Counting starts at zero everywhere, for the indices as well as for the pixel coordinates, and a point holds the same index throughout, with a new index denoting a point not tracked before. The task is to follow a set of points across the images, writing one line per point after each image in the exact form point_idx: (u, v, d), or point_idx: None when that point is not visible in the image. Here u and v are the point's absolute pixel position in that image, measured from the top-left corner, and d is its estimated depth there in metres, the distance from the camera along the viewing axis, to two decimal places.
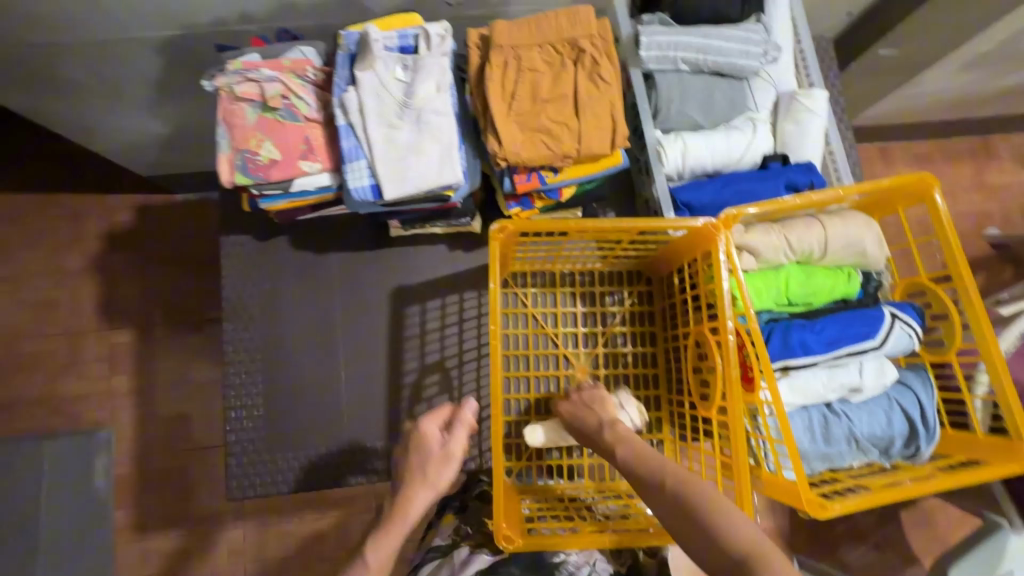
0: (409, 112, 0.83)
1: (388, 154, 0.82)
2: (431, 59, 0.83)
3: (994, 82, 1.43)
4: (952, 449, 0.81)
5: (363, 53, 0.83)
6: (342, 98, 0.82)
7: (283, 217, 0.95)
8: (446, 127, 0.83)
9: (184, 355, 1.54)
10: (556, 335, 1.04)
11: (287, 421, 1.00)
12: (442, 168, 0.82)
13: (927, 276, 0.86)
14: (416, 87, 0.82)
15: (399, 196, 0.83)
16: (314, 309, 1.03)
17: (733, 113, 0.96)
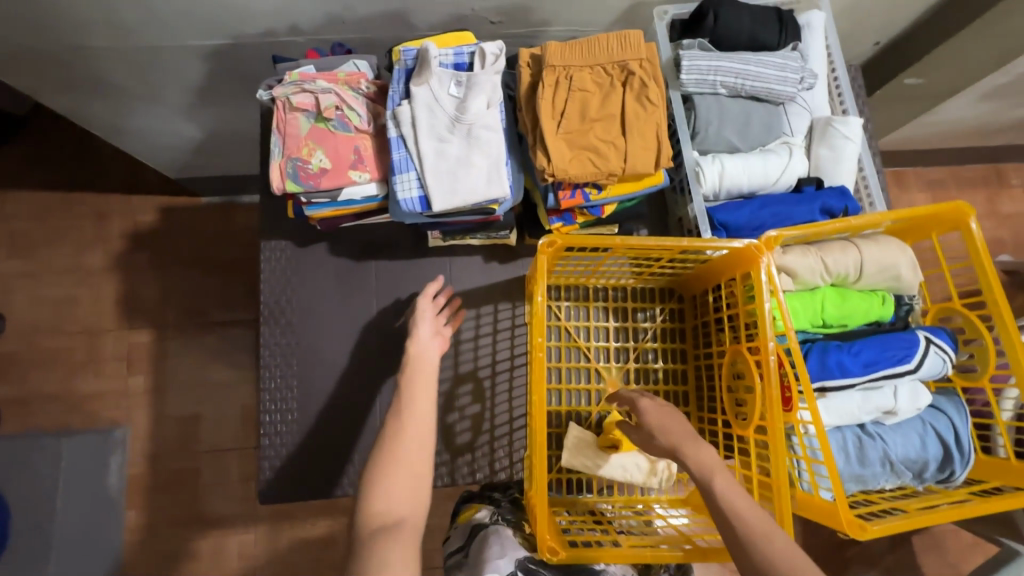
0: (460, 127, 0.85)
1: (438, 167, 0.84)
2: (485, 77, 0.86)
3: (1011, 112, 1.46)
4: (985, 474, 0.83)
5: (419, 69, 0.86)
6: (396, 111, 0.85)
7: (326, 224, 0.97)
8: (495, 143, 0.85)
9: (203, 356, 1.55)
10: (589, 349, 1.05)
11: (318, 427, 1.00)
12: (490, 182, 0.84)
13: (960, 302, 0.88)
14: (469, 103, 0.85)
15: (446, 208, 0.85)
16: (349, 316, 1.04)
17: (768, 137, 0.99)
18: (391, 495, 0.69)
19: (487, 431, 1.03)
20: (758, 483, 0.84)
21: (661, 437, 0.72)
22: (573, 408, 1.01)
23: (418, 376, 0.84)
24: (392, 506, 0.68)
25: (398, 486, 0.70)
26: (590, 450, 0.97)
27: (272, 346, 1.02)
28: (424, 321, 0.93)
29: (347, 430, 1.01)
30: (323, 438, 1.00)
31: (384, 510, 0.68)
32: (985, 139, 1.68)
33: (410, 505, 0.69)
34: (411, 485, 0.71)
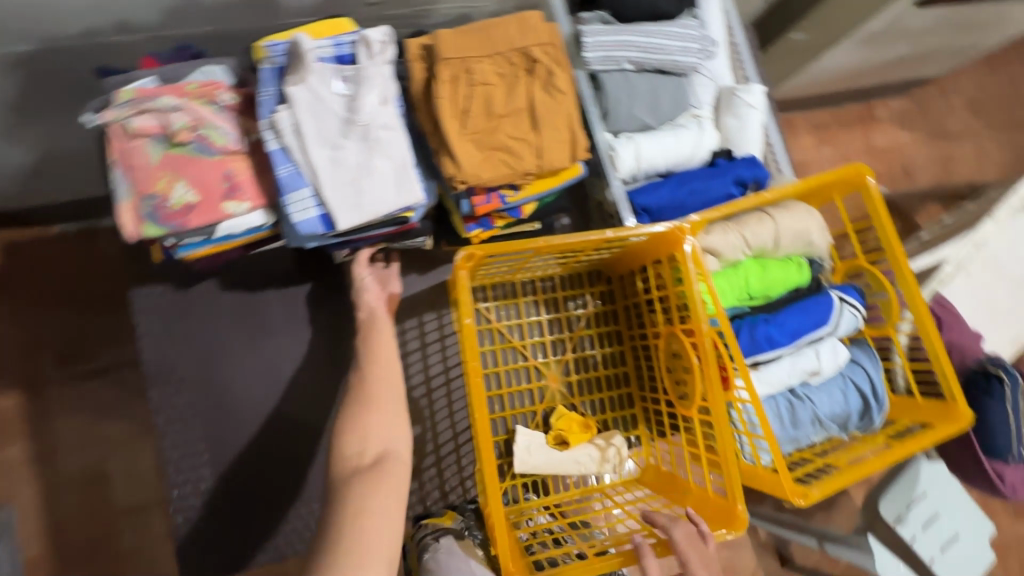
0: (354, 129, 0.74)
1: (336, 179, 0.73)
2: (373, 69, 0.74)
3: (883, 55, 1.55)
4: (897, 414, 0.91)
5: (291, 66, 0.72)
6: (273, 119, 0.72)
7: (214, 258, 0.84)
8: (398, 143, 0.76)
9: (96, 411, 1.27)
10: (524, 347, 0.99)
11: (244, 488, 0.90)
12: (399, 189, 0.75)
13: (865, 258, 0.93)
14: (360, 102, 0.74)
15: (353, 224, 0.75)
16: (263, 356, 0.94)
17: (678, 111, 0.96)
18: (369, 433, 0.73)
19: (432, 453, 0.97)
20: (706, 459, 0.85)
21: None
22: (516, 412, 0.96)
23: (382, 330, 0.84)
24: (375, 443, 0.73)
25: (374, 424, 0.75)
26: (544, 453, 0.93)
27: (173, 407, 0.88)
28: (367, 286, 0.89)
29: (282, 482, 0.91)
30: (253, 496, 0.90)
31: (360, 450, 0.72)
32: (861, 81, 1.79)
33: (392, 442, 0.74)
34: (388, 426, 0.75)
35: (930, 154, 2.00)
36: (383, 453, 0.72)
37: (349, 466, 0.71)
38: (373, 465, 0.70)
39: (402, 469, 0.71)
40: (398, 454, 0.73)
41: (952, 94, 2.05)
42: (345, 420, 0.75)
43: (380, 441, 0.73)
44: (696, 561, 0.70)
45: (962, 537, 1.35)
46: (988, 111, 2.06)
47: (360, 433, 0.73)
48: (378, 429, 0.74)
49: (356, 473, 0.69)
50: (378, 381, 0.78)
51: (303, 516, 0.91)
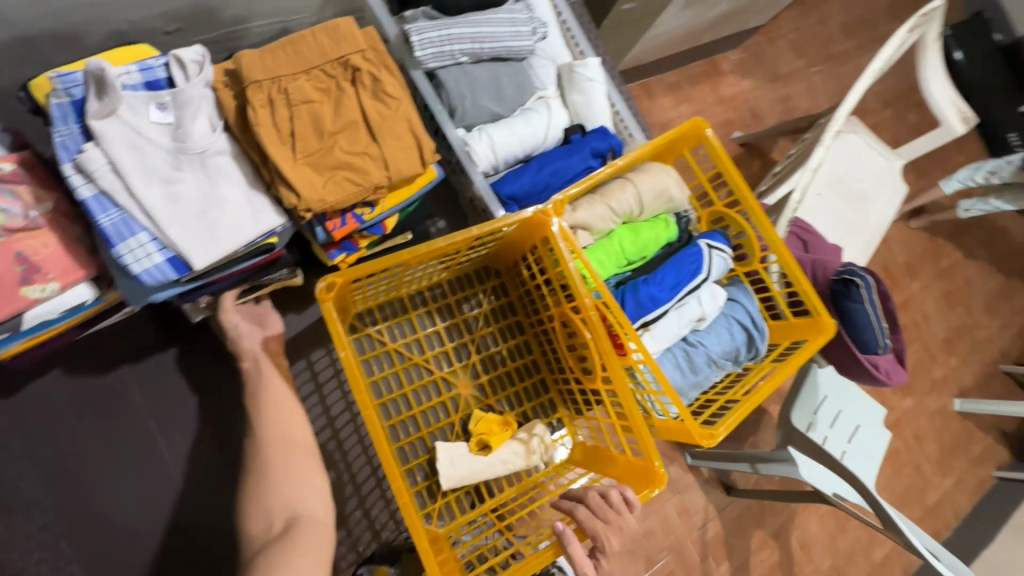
0: (188, 158, 0.66)
1: (179, 216, 0.64)
2: (195, 90, 0.67)
3: (707, 13, 1.67)
4: (779, 337, 0.99)
5: (92, 95, 0.61)
6: (78, 160, 0.61)
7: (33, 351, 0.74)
8: (243, 167, 0.70)
9: None
10: (427, 361, 0.96)
11: None
12: (256, 214, 0.69)
13: (722, 204, 1.00)
14: (188, 128, 0.66)
15: (211, 261, 0.66)
16: (134, 439, 0.87)
17: (524, 96, 0.96)
18: (272, 506, 0.69)
19: (353, 494, 0.91)
20: (620, 425, 0.88)
21: None
22: (433, 428, 0.92)
23: (269, 380, 0.81)
24: (282, 509, 0.69)
25: (284, 487, 0.71)
26: (468, 463, 0.90)
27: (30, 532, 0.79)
28: (246, 331, 0.83)
29: (188, 565, 0.86)
30: None
31: (268, 524, 0.68)
32: (697, 40, 1.92)
33: (300, 505, 0.69)
34: (294, 490, 0.71)
35: (770, 96, 2.21)
36: (291, 519, 0.67)
37: (259, 542, 0.67)
38: (283, 534, 0.65)
39: (318, 528, 0.66)
40: (312, 517, 0.68)
41: (777, 39, 2.26)
42: (251, 498, 0.71)
43: (285, 505, 0.69)
44: (607, 530, 0.71)
45: (863, 426, 1.53)
46: (808, 50, 2.30)
47: (264, 508, 0.69)
48: (278, 495, 0.70)
49: (264, 547, 0.65)
50: (271, 446, 0.74)
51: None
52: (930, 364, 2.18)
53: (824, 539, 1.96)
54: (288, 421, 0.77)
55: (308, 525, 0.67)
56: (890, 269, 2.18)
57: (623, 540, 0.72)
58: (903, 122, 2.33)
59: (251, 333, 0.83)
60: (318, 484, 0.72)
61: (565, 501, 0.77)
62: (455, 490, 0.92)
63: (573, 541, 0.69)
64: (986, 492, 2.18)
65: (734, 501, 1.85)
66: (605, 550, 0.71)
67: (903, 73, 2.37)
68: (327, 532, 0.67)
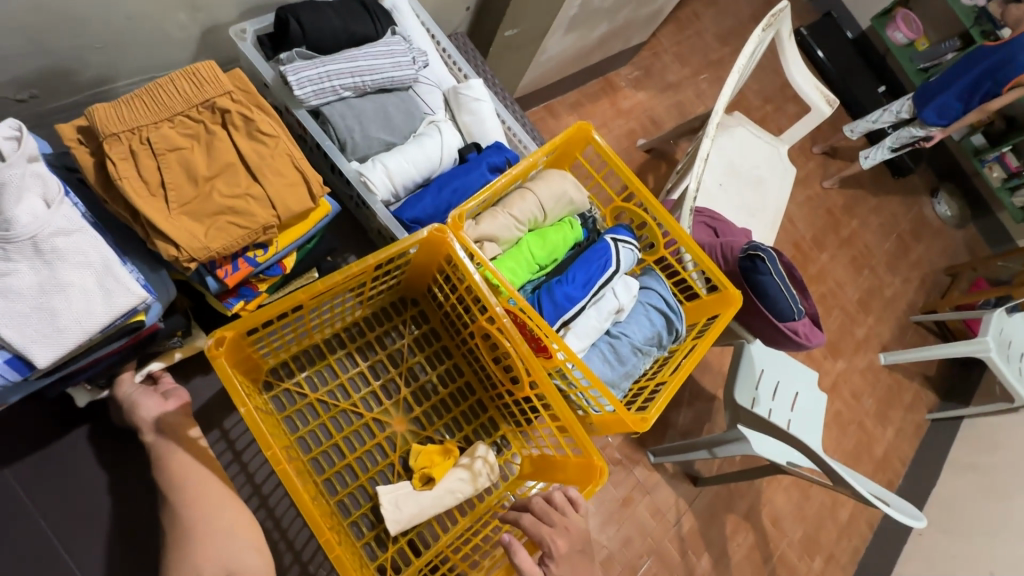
0: (15, 246, 0.57)
1: (14, 313, 0.58)
2: (13, 171, 0.56)
3: (591, 34, 1.79)
4: (696, 316, 1.04)
5: None
6: None
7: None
8: (89, 244, 0.62)
9: None
10: (353, 406, 0.91)
11: None
12: (107, 296, 0.62)
13: (620, 200, 1.05)
14: (9, 214, 0.56)
15: (57, 356, 0.60)
16: (35, 549, 0.75)
17: (415, 122, 0.97)
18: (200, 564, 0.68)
19: (293, 563, 0.84)
20: (558, 427, 0.87)
21: None
22: (370, 473, 0.87)
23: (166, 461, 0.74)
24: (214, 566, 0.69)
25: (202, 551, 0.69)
26: (413, 501, 0.85)
27: None
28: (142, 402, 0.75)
29: None
30: None
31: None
32: (587, 60, 2.04)
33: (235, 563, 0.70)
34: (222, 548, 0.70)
35: (664, 104, 2.37)
36: None
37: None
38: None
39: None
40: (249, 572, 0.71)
41: (661, 53, 2.45)
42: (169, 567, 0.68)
43: (217, 559, 0.69)
44: (553, 532, 0.68)
45: (802, 392, 1.61)
46: (691, 60, 2.51)
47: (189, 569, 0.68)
48: (208, 551, 0.69)
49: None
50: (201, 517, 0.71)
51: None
52: (852, 325, 2.35)
53: (792, 510, 2.01)
54: (209, 492, 0.73)
55: None
56: (800, 245, 2.35)
57: (573, 541, 0.69)
58: (785, 113, 2.57)
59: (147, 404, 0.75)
60: (248, 536, 0.73)
61: (510, 512, 0.74)
62: (405, 534, 0.87)
63: (521, 550, 0.65)
64: (924, 435, 2.33)
65: (702, 491, 1.87)
66: (553, 555, 0.67)
67: (774, 71, 2.63)
68: None
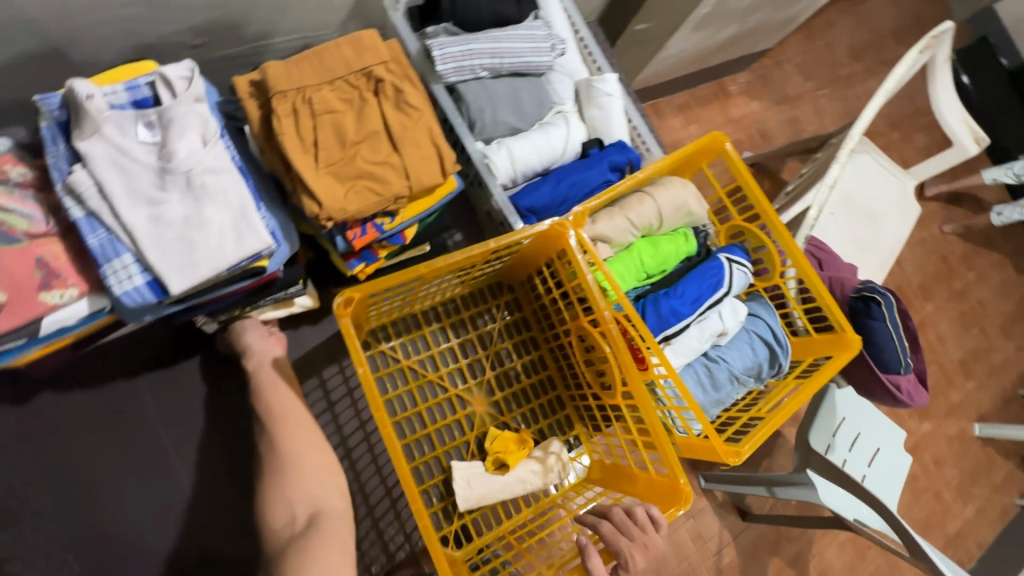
0: (172, 177, 0.63)
1: (160, 239, 0.62)
2: (181, 108, 0.64)
3: (717, 35, 1.69)
4: (802, 354, 0.97)
5: (77, 121, 0.61)
6: (67, 181, 0.60)
7: (39, 363, 0.73)
8: (232, 186, 0.66)
9: None
10: (440, 379, 0.94)
11: None
12: (238, 235, 0.65)
13: (741, 218, 0.99)
14: (172, 147, 0.63)
15: (188, 286, 0.63)
16: (149, 456, 0.84)
17: (543, 110, 0.97)
18: (292, 501, 0.68)
19: (365, 516, 0.88)
20: (642, 441, 0.85)
21: None
22: (448, 447, 0.89)
23: (273, 394, 0.77)
24: (305, 504, 0.68)
25: (296, 489, 0.69)
26: (485, 482, 0.87)
27: (35, 547, 0.76)
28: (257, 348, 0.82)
29: None
30: None
31: (290, 517, 0.67)
32: (706, 61, 1.94)
33: (322, 501, 0.68)
34: (313, 485, 0.70)
35: (778, 117, 2.22)
36: (314, 514, 0.66)
37: (284, 536, 0.66)
38: (307, 528, 0.64)
39: (340, 523, 0.65)
40: (333, 511, 0.67)
41: (784, 63, 2.28)
42: (267, 504, 0.70)
43: (308, 499, 0.68)
44: (630, 546, 0.66)
45: (884, 450, 1.47)
46: (816, 74, 2.32)
47: (285, 503, 0.68)
48: (303, 490, 0.69)
49: (290, 542, 0.63)
50: (290, 448, 0.72)
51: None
52: (948, 387, 2.13)
53: (843, 568, 1.88)
54: (303, 429, 0.74)
55: (330, 520, 0.65)
56: (904, 290, 2.15)
57: (650, 560, 0.66)
58: (913, 144, 2.33)
59: (259, 348, 0.81)
60: (336, 480, 0.71)
61: (581, 516, 0.73)
62: (473, 511, 0.88)
63: (594, 556, 0.65)
64: (1009, 521, 2.10)
65: (749, 527, 1.78)
66: (628, 568, 0.65)
67: (909, 96, 2.39)
68: (347, 525, 0.66)
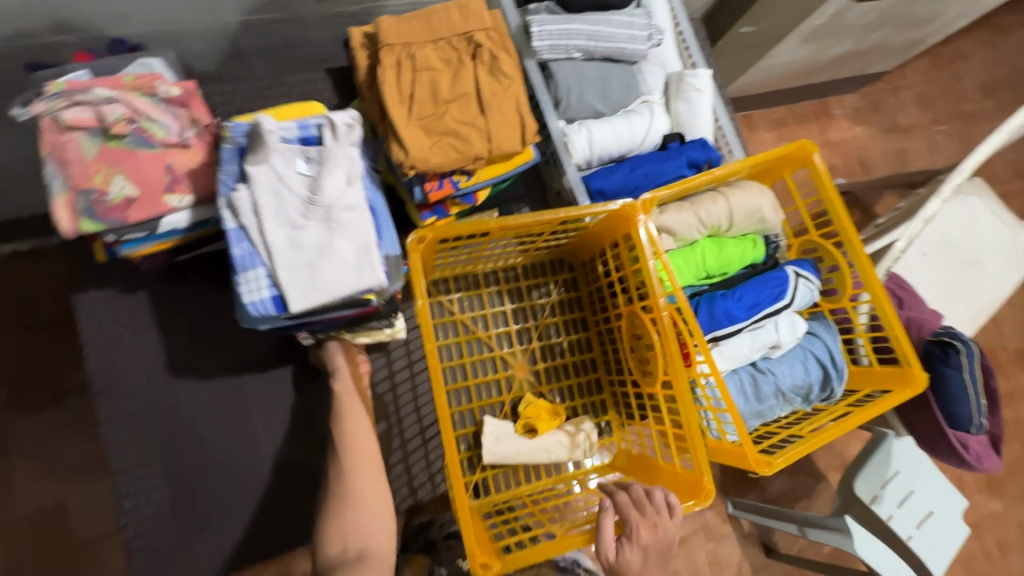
0: (316, 209, 0.69)
1: (293, 261, 0.67)
2: (338, 150, 0.71)
3: (830, 50, 1.60)
4: (857, 384, 0.93)
5: (252, 148, 0.68)
6: (230, 198, 0.68)
7: (142, 263, 0.81)
8: (364, 224, 0.70)
9: (65, 430, 1.22)
10: (488, 338, 0.98)
11: (185, 492, 0.84)
12: (360, 270, 0.69)
13: (817, 233, 0.95)
14: (323, 182, 0.69)
15: (306, 307, 0.68)
16: (209, 356, 0.87)
17: (629, 98, 0.98)
18: (347, 533, 0.74)
19: (399, 449, 0.95)
20: (674, 437, 0.85)
21: None
22: (484, 403, 0.94)
23: (347, 417, 0.82)
24: (355, 538, 0.74)
25: (351, 520, 0.74)
26: (513, 444, 0.90)
27: (120, 420, 0.83)
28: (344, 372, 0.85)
29: (234, 483, 0.86)
30: (196, 503, 0.84)
31: (342, 546, 0.73)
32: (811, 78, 1.85)
33: (371, 539, 0.74)
34: (367, 522, 0.75)
35: (883, 147, 2.07)
36: (363, 550, 0.73)
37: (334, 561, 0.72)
38: (354, 563, 0.71)
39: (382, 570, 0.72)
40: (378, 553, 0.73)
41: (901, 90, 2.12)
42: (322, 520, 0.76)
43: (361, 533, 0.74)
44: (639, 520, 0.68)
45: (937, 515, 1.30)
46: (936, 106, 2.14)
47: (340, 531, 0.74)
48: (356, 524, 0.74)
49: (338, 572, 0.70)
50: (354, 474, 0.77)
51: (284, 508, 0.86)
52: None
53: None
54: (369, 463, 0.79)
55: (376, 562, 0.72)
56: (997, 355, 1.96)
57: (656, 539, 0.67)
58: None
59: (345, 375, 0.85)
60: (387, 520, 0.77)
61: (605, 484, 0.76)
62: (496, 467, 0.92)
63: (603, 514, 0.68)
64: None
65: (774, 565, 1.70)
66: (631, 538, 0.67)
67: None
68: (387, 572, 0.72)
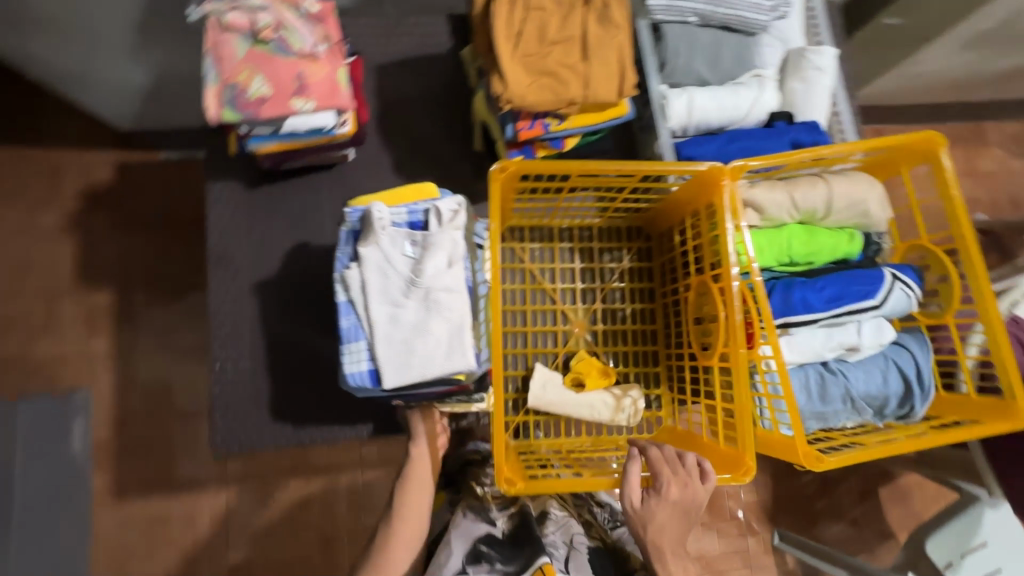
0: (416, 290, 0.75)
1: (391, 337, 0.74)
2: (441, 236, 0.76)
3: (997, 61, 1.41)
4: (945, 410, 0.84)
5: (365, 233, 0.75)
6: (343, 275, 0.75)
7: (263, 160, 0.91)
8: (459, 306, 0.75)
9: (183, 314, 1.42)
10: (552, 292, 1.00)
11: (263, 370, 0.95)
12: (450, 351, 0.73)
13: (927, 238, 0.86)
14: (424, 265, 0.75)
15: (398, 382, 0.74)
16: (300, 260, 0.98)
17: (738, 70, 0.95)
18: None
19: None
20: (723, 421, 0.82)
21: (649, 532, 0.67)
22: (538, 349, 0.96)
23: (407, 483, 0.83)
24: None
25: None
26: (557, 393, 0.92)
27: (226, 297, 0.96)
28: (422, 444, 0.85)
29: (303, 373, 0.95)
30: (270, 382, 0.95)
31: None
32: (968, 92, 1.63)
33: None
34: None
35: None
36: None
37: None
38: None
39: None
40: None
41: None
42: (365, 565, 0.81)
43: None
44: (670, 477, 0.67)
45: None
46: None
47: None
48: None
49: None
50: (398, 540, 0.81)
51: (341, 408, 0.95)
52: None
53: None
54: (415, 535, 0.82)
55: None
56: None
57: (682, 500, 0.67)
58: None
59: (422, 442, 0.85)
60: None
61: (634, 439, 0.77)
62: (538, 413, 0.95)
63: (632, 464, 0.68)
64: None
65: None
66: (659, 493, 0.67)
67: None
68: None
